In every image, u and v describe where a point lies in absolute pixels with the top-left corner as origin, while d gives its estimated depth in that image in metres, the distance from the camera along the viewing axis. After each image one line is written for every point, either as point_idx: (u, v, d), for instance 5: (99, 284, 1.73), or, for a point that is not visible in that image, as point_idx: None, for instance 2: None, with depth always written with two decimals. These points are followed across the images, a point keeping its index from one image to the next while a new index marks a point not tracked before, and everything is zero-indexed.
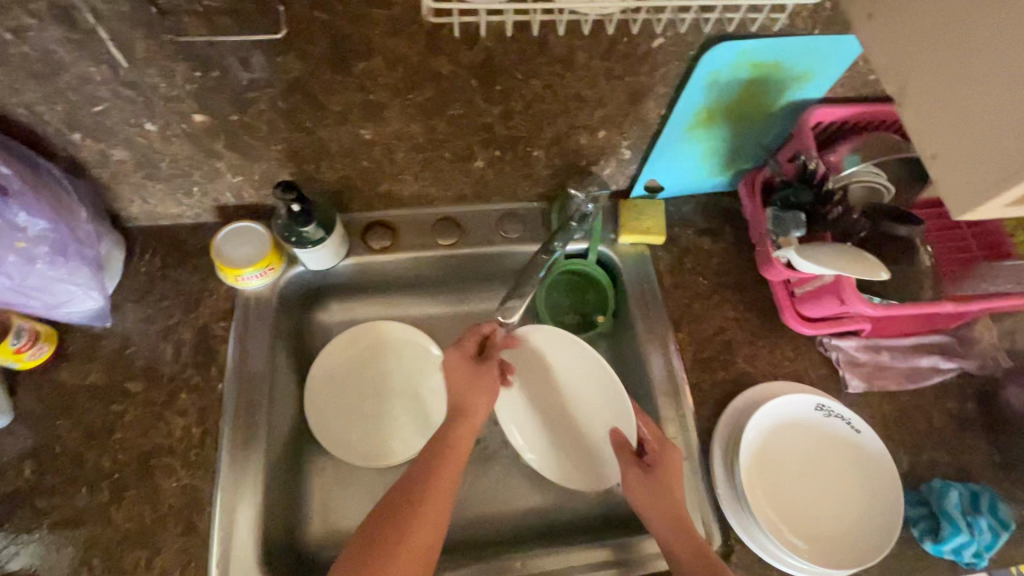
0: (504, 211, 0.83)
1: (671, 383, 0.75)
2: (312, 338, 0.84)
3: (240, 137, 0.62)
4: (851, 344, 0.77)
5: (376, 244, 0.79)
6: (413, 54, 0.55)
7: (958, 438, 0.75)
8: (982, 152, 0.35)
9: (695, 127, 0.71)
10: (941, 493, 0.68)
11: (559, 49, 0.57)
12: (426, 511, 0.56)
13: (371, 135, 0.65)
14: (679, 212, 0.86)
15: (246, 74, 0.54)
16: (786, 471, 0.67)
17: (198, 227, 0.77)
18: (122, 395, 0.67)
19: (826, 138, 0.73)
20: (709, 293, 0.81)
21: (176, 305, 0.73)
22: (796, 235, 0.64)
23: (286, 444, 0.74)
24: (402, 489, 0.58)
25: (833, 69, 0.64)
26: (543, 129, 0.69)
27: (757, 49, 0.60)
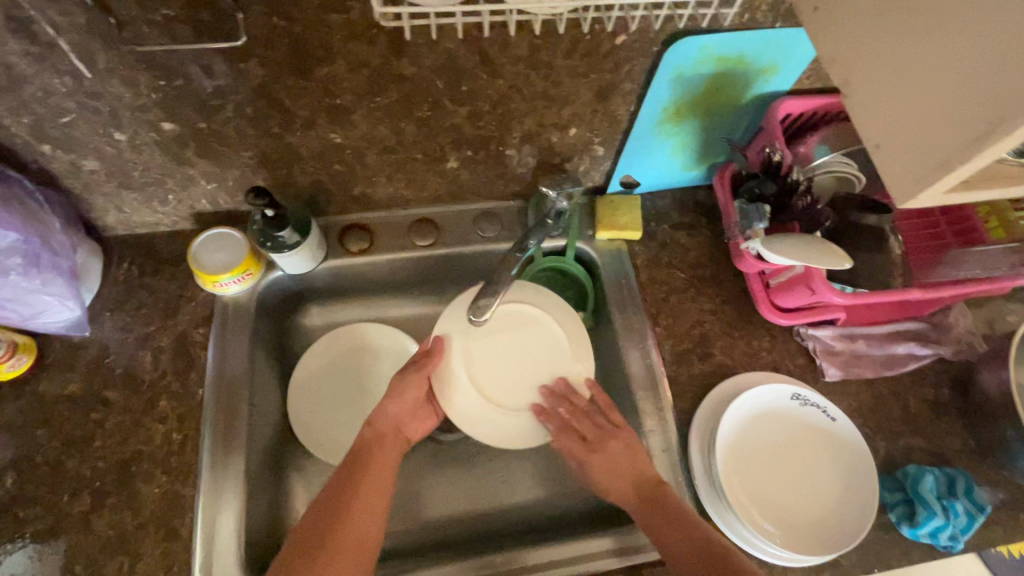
0: (481, 210, 0.83)
1: (649, 376, 0.76)
2: (293, 341, 0.84)
3: (209, 143, 0.63)
4: (828, 333, 0.78)
5: (354, 247, 0.80)
6: (375, 58, 0.55)
7: (934, 423, 0.76)
8: (923, 139, 0.36)
9: (665, 121, 0.71)
10: (917, 478, 0.69)
11: (521, 48, 0.58)
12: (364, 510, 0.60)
13: (341, 138, 0.65)
14: (655, 207, 0.86)
15: (210, 81, 0.55)
16: (763, 459, 0.68)
17: (175, 234, 0.77)
18: (102, 403, 0.68)
19: (795, 129, 0.73)
20: (686, 286, 0.81)
21: (154, 312, 0.73)
22: (761, 227, 0.64)
23: (268, 448, 0.74)
24: (342, 483, 0.62)
25: (798, 61, 0.65)
26: (513, 128, 0.69)
27: (719, 43, 0.61)
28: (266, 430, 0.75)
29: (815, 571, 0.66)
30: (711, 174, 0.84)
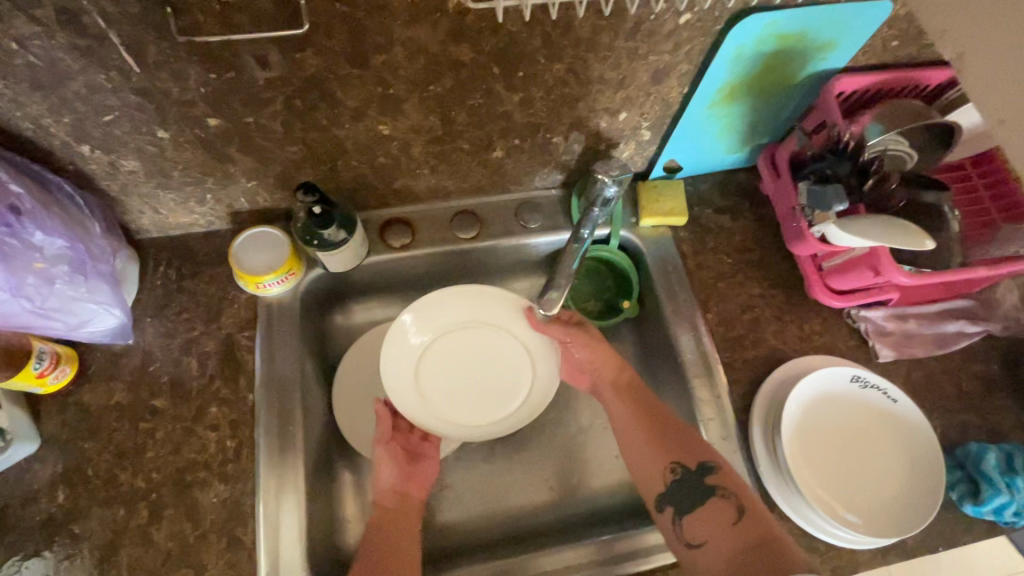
0: (522, 201, 0.81)
1: (703, 364, 0.75)
2: (334, 341, 0.82)
3: (254, 140, 0.60)
4: (879, 314, 0.77)
5: (395, 242, 0.77)
6: (434, 44, 0.53)
7: (988, 401, 0.76)
8: None
9: (717, 104, 0.70)
10: (978, 456, 0.69)
11: (583, 31, 0.55)
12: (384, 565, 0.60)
13: (389, 130, 0.63)
14: (697, 191, 0.85)
15: (263, 72, 0.52)
16: (825, 446, 0.67)
17: (210, 235, 0.74)
18: (150, 412, 0.66)
19: (848, 107, 0.72)
20: (733, 271, 0.80)
21: (196, 316, 0.71)
22: (837, 210, 0.61)
23: (319, 451, 0.73)
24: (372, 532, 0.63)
25: (858, 37, 0.63)
26: (562, 115, 0.67)
27: (784, 20, 0.59)
28: (316, 433, 0.73)
29: (882, 553, 0.66)
30: (754, 156, 0.82)
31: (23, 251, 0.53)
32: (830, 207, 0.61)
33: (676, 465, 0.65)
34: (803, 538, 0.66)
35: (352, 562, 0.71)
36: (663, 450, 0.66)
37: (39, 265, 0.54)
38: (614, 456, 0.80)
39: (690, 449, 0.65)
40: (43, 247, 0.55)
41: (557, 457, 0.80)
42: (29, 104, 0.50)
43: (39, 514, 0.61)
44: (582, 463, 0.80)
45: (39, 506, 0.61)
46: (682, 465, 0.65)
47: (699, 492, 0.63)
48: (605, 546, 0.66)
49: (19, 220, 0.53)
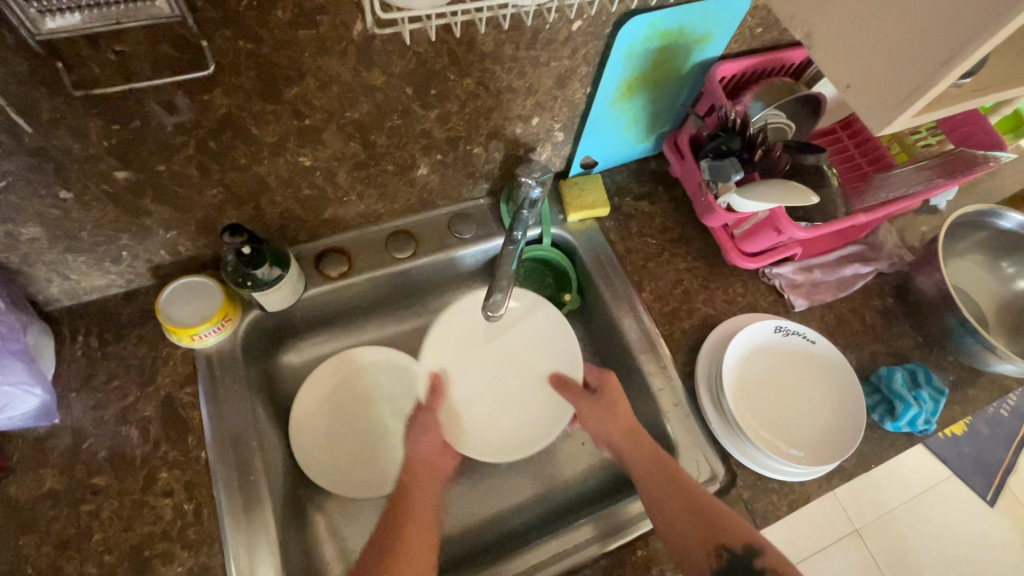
0: (453, 213, 0.83)
1: (646, 340, 0.80)
2: (283, 382, 0.80)
3: (170, 188, 0.58)
4: (788, 269, 0.86)
5: (333, 271, 0.77)
6: (346, 72, 0.54)
7: (889, 329, 0.86)
8: (885, 75, 0.40)
9: (618, 100, 0.75)
10: (889, 378, 0.78)
11: (487, 45, 0.58)
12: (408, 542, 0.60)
13: (311, 160, 0.63)
14: (614, 182, 0.91)
15: (170, 117, 0.51)
16: (751, 394, 0.74)
17: (131, 294, 0.70)
18: (91, 492, 0.61)
19: (730, 90, 0.80)
20: (659, 251, 0.86)
21: (129, 381, 0.66)
22: (735, 178, 0.69)
23: (286, 496, 0.70)
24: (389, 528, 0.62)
25: (728, 28, 0.71)
26: (480, 126, 0.70)
27: (663, 19, 0.65)
28: (279, 479, 0.71)
29: (828, 481, 0.73)
30: (659, 144, 0.89)
31: None
32: (729, 176, 0.69)
33: (721, 549, 0.59)
34: (760, 481, 0.72)
35: None
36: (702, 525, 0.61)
37: None
38: (581, 443, 0.83)
39: (728, 529, 0.60)
40: None
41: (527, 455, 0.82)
42: None
43: None
44: (553, 455, 0.82)
45: None
46: (728, 547, 0.59)
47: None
48: (598, 522, 0.69)
49: None
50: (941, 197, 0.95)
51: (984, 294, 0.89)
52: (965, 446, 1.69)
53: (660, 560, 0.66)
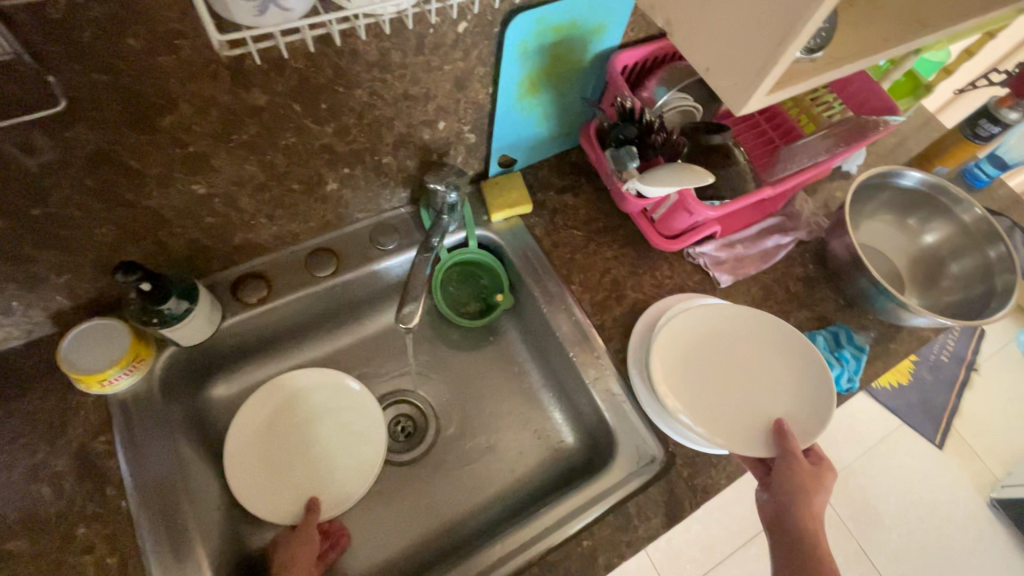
0: (374, 225, 0.82)
1: (579, 332, 0.80)
2: (214, 416, 0.77)
3: (50, 231, 0.55)
4: (711, 247, 0.88)
5: (252, 298, 0.74)
6: (222, 94, 0.52)
7: (812, 295, 0.89)
8: (734, 57, 0.42)
9: (523, 97, 0.75)
10: (811, 342, 0.82)
11: (371, 54, 0.57)
12: None
13: (205, 188, 0.61)
14: (537, 178, 0.91)
15: (33, 158, 0.48)
16: (787, 383, 0.72)
17: (33, 345, 0.67)
18: (3, 559, 0.58)
19: (635, 78, 0.81)
20: (586, 242, 0.87)
21: (38, 437, 0.63)
22: (632, 167, 0.71)
23: (223, 535, 0.68)
24: None
25: (621, 17, 0.71)
26: (383, 136, 0.69)
27: (552, 13, 0.65)
28: (214, 518, 0.68)
29: None
30: (576, 136, 0.90)
31: None
32: (626, 165, 0.71)
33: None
34: (698, 458, 0.73)
35: None
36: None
37: None
38: (531, 438, 0.84)
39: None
40: None
41: (475, 460, 0.82)
42: None
43: None
44: (500, 457, 0.82)
45: None
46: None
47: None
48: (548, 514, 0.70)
49: None
50: (851, 162, 0.99)
51: (897, 252, 0.93)
52: (911, 395, 1.77)
53: (605, 548, 0.67)
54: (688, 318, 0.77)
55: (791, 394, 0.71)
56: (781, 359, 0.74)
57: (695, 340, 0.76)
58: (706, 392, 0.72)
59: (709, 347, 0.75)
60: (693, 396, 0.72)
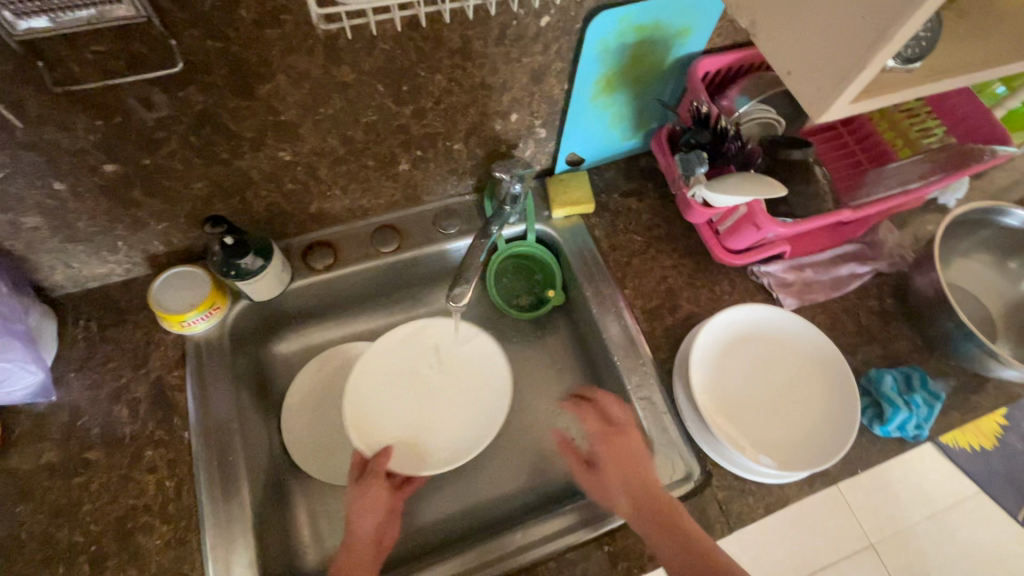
0: (439, 209, 0.85)
1: (627, 337, 0.79)
2: (273, 371, 0.83)
3: (157, 181, 0.62)
4: (778, 267, 0.84)
5: (319, 264, 0.79)
6: (315, 68, 0.57)
7: (886, 331, 0.83)
8: (820, 60, 0.40)
9: (598, 95, 0.75)
10: (878, 381, 0.75)
11: (454, 41, 0.60)
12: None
13: (290, 155, 0.66)
14: (602, 179, 0.90)
15: (150, 113, 0.54)
16: (815, 405, 0.72)
17: (130, 283, 0.75)
18: (83, 466, 0.65)
19: (716, 85, 0.79)
20: (645, 248, 0.85)
21: (123, 364, 0.71)
22: (700, 172, 0.69)
23: (267, 479, 0.73)
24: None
25: (708, 21, 0.70)
26: (457, 122, 0.71)
27: (635, 13, 0.65)
28: (262, 462, 0.73)
29: (809, 485, 0.71)
30: (648, 141, 0.89)
31: None
32: (695, 170, 0.70)
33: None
34: (736, 483, 0.70)
35: None
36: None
37: None
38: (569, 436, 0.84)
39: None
40: None
41: (508, 450, 0.83)
42: None
43: None
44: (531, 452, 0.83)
45: None
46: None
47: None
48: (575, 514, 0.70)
49: None
50: (949, 195, 0.91)
51: (991, 296, 0.85)
52: (996, 463, 1.59)
53: (626, 556, 0.66)
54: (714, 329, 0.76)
55: (829, 402, 0.72)
56: (817, 371, 0.74)
57: (738, 338, 0.76)
58: (752, 420, 0.72)
59: (746, 353, 0.76)
60: (720, 384, 0.74)
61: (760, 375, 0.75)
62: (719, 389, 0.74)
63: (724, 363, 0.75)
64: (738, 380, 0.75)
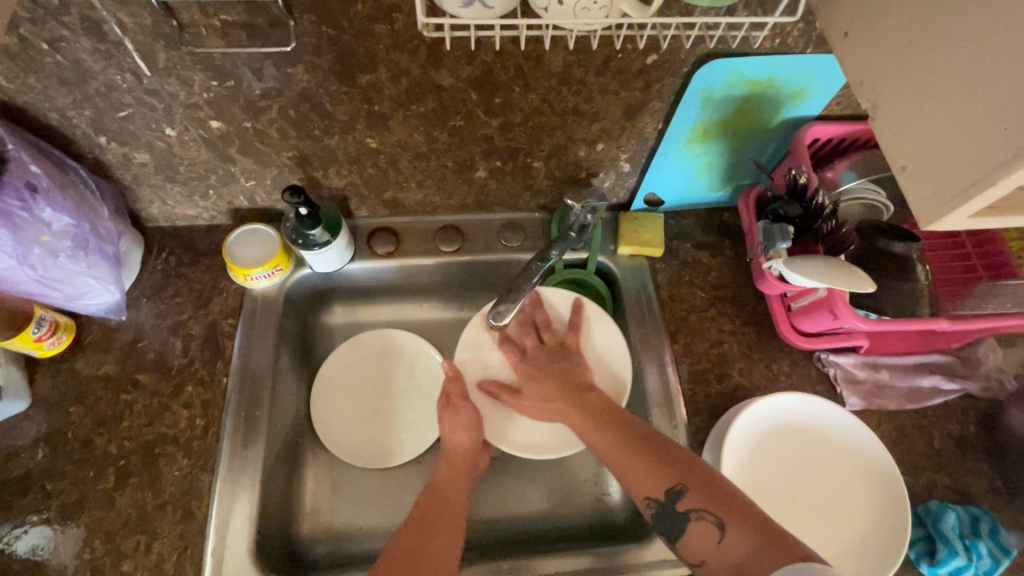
0: (506, 221, 0.85)
1: (665, 394, 0.75)
2: (317, 339, 0.86)
3: (253, 143, 0.66)
4: (849, 360, 0.76)
5: (381, 249, 0.82)
6: (415, 67, 0.58)
7: (961, 461, 0.73)
8: (944, 164, 0.36)
9: (692, 141, 0.72)
10: (938, 515, 0.67)
11: (554, 64, 0.59)
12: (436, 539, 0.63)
13: (376, 143, 0.68)
14: (678, 225, 0.86)
15: (259, 83, 0.58)
16: (854, 521, 0.65)
17: (212, 229, 0.81)
18: (132, 385, 0.71)
19: (823, 155, 0.73)
20: (706, 306, 0.81)
21: (188, 301, 0.76)
22: (783, 247, 0.64)
23: (286, 440, 0.76)
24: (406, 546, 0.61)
25: (829, 87, 0.65)
26: (541, 142, 0.71)
27: (750, 66, 0.62)
28: (285, 423, 0.77)
29: None
30: (737, 196, 0.84)
31: (33, 225, 0.59)
32: (777, 244, 0.64)
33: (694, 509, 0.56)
34: None
35: (302, 552, 0.73)
36: (700, 487, 0.57)
37: (46, 238, 0.60)
38: (582, 479, 0.81)
39: (705, 490, 0.56)
40: (50, 223, 0.60)
41: (517, 474, 0.81)
42: (55, 97, 0.57)
43: (18, 469, 0.66)
44: (540, 483, 0.81)
45: (19, 460, 0.66)
46: (697, 510, 0.56)
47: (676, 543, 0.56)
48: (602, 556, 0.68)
49: (35, 196, 0.58)
50: None
51: None
52: None
53: None
54: (747, 422, 0.68)
55: (873, 499, 0.66)
56: (858, 467, 0.68)
57: (785, 430, 0.69)
58: (795, 526, 0.65)
59: (788, 448, 0.69)
60: (756, 476, 0.67)
61: (796, 471, 0.68)
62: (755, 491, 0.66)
63: (761, 463, 0.68)
64: (776, 480, 0.67)
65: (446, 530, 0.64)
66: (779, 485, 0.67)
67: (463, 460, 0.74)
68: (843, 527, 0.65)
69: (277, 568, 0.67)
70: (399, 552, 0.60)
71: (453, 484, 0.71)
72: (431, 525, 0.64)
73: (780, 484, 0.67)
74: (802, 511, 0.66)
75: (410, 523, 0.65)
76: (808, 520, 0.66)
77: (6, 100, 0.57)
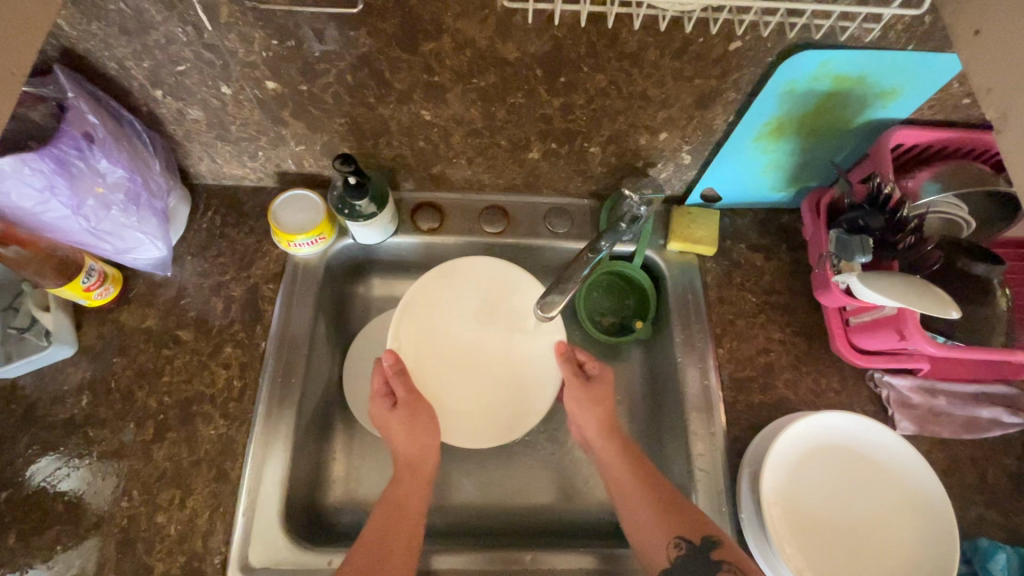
0: (553, 206, 0.82)
1: (705, 398, 0.73)
2: (353, 310, 0.85)
3: (307, 108, 0.64)
4: (905, 383, 0.72)
5: (425, 225, 0.80)
6: (482, 39, 0.55)
7: (1015, 499, 0.69)
8: None
9: (763, 137, 0.68)
10: (986, 555, 0.64)
11: (629, 44, 0.55)
12: (392, 544, 0.60)
13: (431, 116, 0.65)
14: (733, 224, 0.82)
15: (320, 45, 0.56)
16: (901, 537, 0.63)
17: (258, 191, 0.80)
18: (174, 341, 0.71)
19: (904, 161, 0.68)
20: (755, 311, 0.77)
21: (230, 262, 0.76)
22: (860, 261, 0.60)
23: (318, 408, 0.76)
24: (370, 547, 0.60)
25: (925, 89, 0.60)
26: (602, 125, 0.67)
27: (842, 60, 0.57)
28: (318, 391, 0.77)
29: None
30: (800, 198, 0.79)
31: (88, 175, 0.59)
32: (855, 257, 0.60)
33: (679, 540, 0.60)
34: None
35: (327, 518, 0.74)
36: (684, 526, 0.61)
37: (100, 190, 0.60)
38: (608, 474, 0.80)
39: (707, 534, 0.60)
40: (105, 174, 0.60)
41: (543, 463, 0.80)
42: (115, 47, 0.56)
43: (63, 412, 0.67)
44: (567, 475, 0.80)
45: (65, 405, 0.68)
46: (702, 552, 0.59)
47: (702, 569, 0.58)
48: (613, 558, 0.67)
49: (91, 147, 0.58)
50: None
51: None
52: None
53: None
54: (779, 449, 0.65)
55: (914, 509, 0.64)
56: (894, 479, 0.65)
57: (835, 448, 0.66)
58: (843, 548, 0.62)
59: (824, 470, 0.66)
60: (799, 488, 0.65)
61: (833, 489, 0.65)
62: (798, 519, 0.63)
63: (798, 488, 0.65)
64: (817, 502, 0.64)
65: (405, 530, 0.62)
66: (820, 507, 0.64)
67: (424, 466, 0.67)
68: (892, 541, 0.63)
69: (305, 534, 0.68)
70: (365, 553, 0.59)
71: (411, 494, 0.66)
72: (390, 536, 0.61)
73: (822, 505, 0.64)
74: (846, 532, 0.63)
75: (369, 534, 0.61)
76: (854, 537, 0.63)
77: (67, 46, 0.56)
